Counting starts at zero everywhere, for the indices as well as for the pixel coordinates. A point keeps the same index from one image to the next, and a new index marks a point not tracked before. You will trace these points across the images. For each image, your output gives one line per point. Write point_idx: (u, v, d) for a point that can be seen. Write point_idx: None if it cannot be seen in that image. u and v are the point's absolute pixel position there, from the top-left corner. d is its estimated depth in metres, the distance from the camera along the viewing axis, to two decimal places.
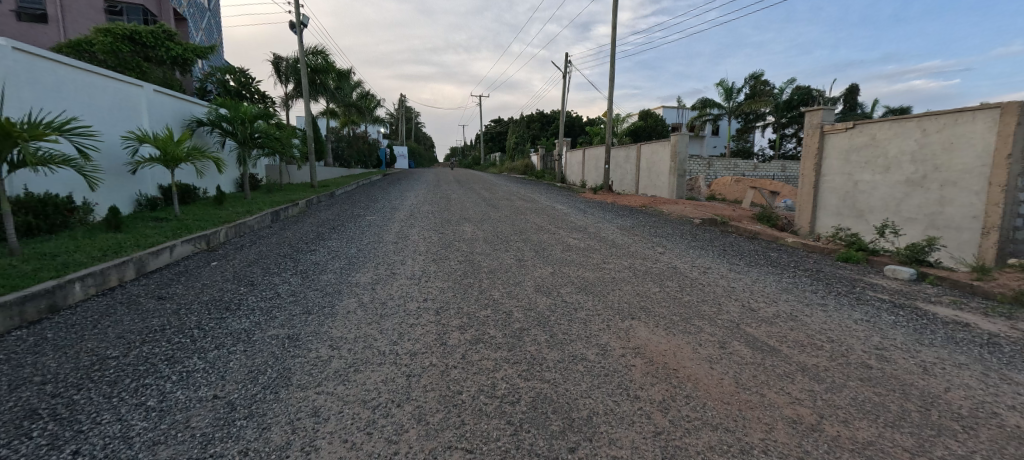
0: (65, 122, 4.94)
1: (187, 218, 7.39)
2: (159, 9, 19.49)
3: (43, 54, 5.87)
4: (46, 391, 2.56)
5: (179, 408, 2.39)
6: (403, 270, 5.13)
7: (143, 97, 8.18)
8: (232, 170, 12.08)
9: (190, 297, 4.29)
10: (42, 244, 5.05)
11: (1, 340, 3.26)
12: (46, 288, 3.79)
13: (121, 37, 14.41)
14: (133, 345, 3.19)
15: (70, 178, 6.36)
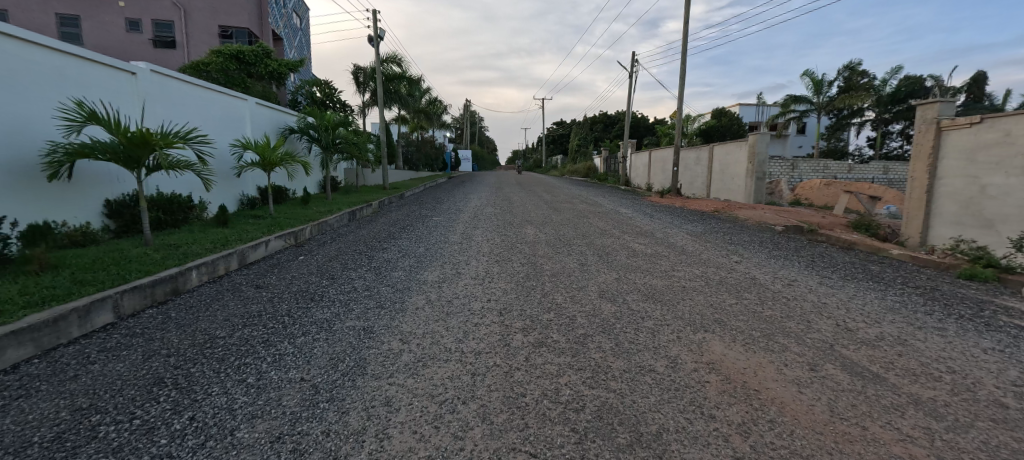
0: (188, 132, 5.71)
1: (280, 216, 8.20)
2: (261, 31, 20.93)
3: (173, 75, 6.84)
4: (170, 362, 2.98)
5: (272, 387, 2.65)
6: (467, 270, 5.27)
7: (247, 109, 9.21)
8: (316, 173, 13.21)
9: (282, 287, 4.76)
10: (168, 237, 5.88)
11: (138, 316, 3.86)
12: (171, 274, 4.42)
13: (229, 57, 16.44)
14: (237, 327, 3.61)
15: (191, 180, 7.34)
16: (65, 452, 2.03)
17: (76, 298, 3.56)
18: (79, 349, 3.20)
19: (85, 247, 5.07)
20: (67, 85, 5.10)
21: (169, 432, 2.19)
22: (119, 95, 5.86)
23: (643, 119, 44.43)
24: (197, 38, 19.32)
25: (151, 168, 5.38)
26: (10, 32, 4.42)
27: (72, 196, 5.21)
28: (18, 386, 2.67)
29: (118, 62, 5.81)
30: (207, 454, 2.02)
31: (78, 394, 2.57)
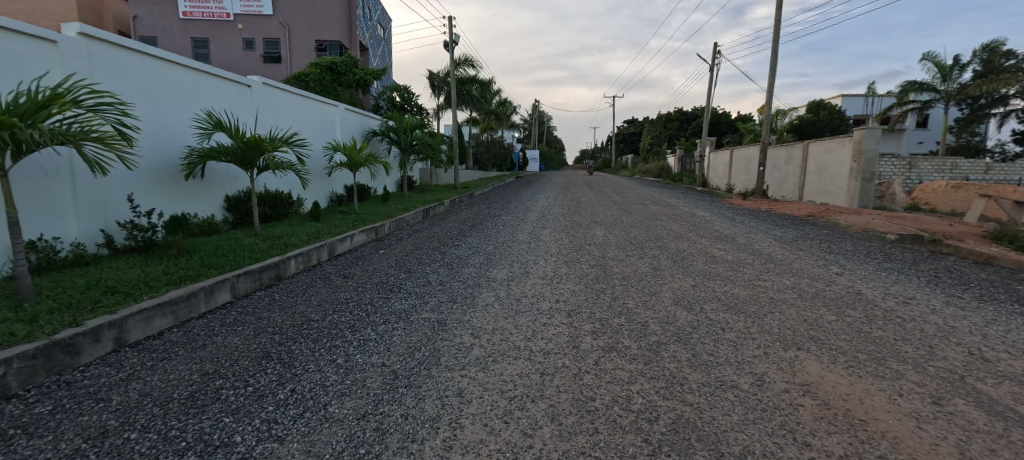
0: (291, 136, 6.38)
1: (364, 212, 8.86)
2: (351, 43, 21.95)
3: (279, 86, 7.68)
4: (275, 339, 3.37)
5: (359, 368, 2.89)
6: (536, 270, 5.30)
7: (338, 114, 10.07)
8: (395, 173, 14.08)
9: (366, 277, 5.15)
10: (273, 229, 6.63)
11: (249, 297, 4.41)
12: (275, 262, 4.98)
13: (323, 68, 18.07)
14: (328, 312, 3.98)
15: (291, 179, 8.20)
16: (196, 410, 2.40)
17: (202, 279, 4.15)
18: (206, 322, 3.74)
19: (209, 236, 5.88)
20: (200, 98, 5.96)
21: (274, 401, 2.49)
22: (238, 105, 6.72)
23: (727, 115, 41.39)
24: (298, 53, 21.38)
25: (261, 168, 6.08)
26: (159, 55, 5.27)
27: (201, 192, 6.08)
28: (162, 350, 3.19)
29: (238, 76, 6.66)
30: (304, 425, 2.27)
31: (206, 360, 3.01)
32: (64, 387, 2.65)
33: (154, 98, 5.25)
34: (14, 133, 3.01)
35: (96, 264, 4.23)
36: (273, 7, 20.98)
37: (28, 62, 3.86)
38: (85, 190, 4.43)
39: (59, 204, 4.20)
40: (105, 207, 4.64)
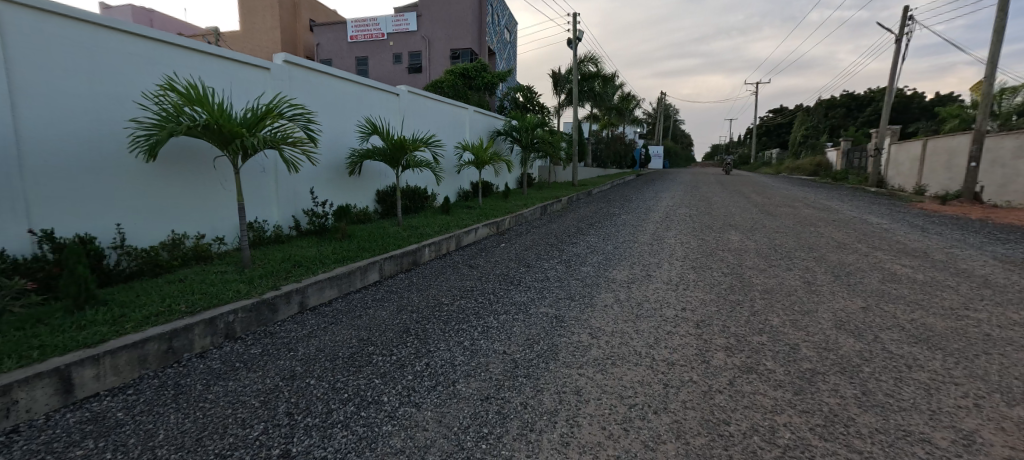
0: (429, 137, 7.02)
1: (487, 207, 9.37)
2: (479, 47, 22.84)
3: (422, 93, 8.56)
4: (413, 317, 3.80)
5: (483, 353, 3.09)
6: (659, 274, 4.99)
7: (468, 116, 10.74)
8: (517, 170, 14.57)
9: (489, 268, 5.45)
10: (413, 219, 7.43)
11: (394, 278, 5.04)
12: (413, 249, 5.59)
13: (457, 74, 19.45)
14: (457, 297, 4.32)
15: (427, 176, 9.07)
16: (355, 369, 2.85)
17: (358, 260, 4.86)
18: (361, 296, 4.39)
19: (364, 224, 6.85)
20: (363, 106, 6.97)
21: (413, 371, 2.81)
22: (390, 111, 7.68)
23: (919, 99, 33.29)
24: (437, 61, 22.84)
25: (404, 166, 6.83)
26: (335, 74, 6.34)
27: (360, 186, 7.12)
28: (331, 315, 3.85)
29: (390, 86, 7.60)
30: (437, 397, 2.52)
31: (361, 328, 3.53)
32: (267, 336, 3.39)
33: (331, 108, 6.31)
34: (243, 140, 3.94)
35: (285, 243, 5.27)
36: (416, 23, 22.81)
37: (251, 86, 5.16)
38: (282, 184, 5.58)
39: (265, 195, 5.35)
40: (294, 198, 5.76)
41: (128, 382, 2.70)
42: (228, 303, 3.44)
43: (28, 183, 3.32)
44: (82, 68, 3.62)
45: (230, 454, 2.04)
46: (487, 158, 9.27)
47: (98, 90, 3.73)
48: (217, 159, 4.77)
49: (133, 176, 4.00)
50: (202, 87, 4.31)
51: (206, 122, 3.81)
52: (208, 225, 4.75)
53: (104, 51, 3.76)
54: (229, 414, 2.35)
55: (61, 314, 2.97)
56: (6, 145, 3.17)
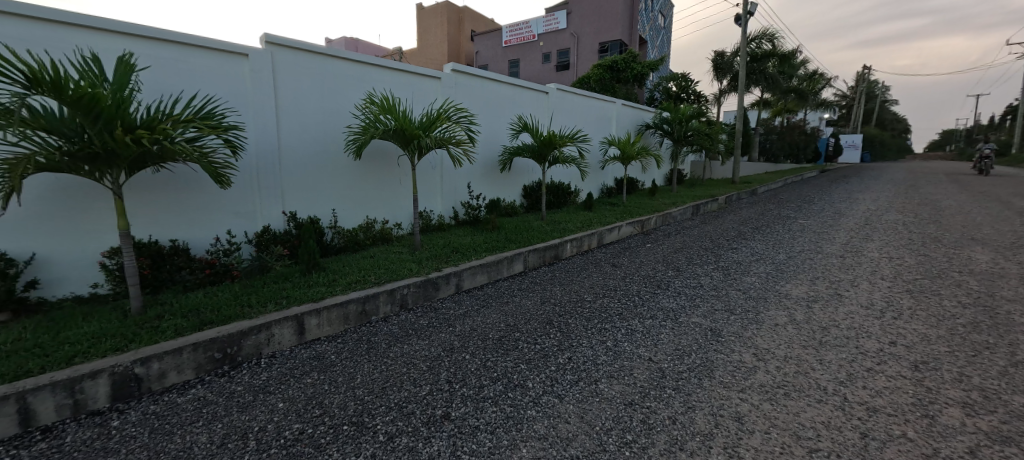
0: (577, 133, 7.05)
1: (631, 205, 8.97)
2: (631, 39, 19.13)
3: (571, 89, 8.62)
4: (556, 310, 3.90)
5: (627, 356, 2.99)
6: (853, 294, 4.10)
7: (616, 109, 10.36)
8: (666, 166, 13.57)
9: (633, 269, 5.24)
10: (556, 214, 7.59)
11: (538, 270, 5.24)
12: (557, 244, 5.71)
13: None
14: (599, 295, 4.28)
15: (572, 172, 9.10)
16: (503, 351, 3.07)
17: (505, 251, 5.19)
18: (508, 284, 4.70)
19: (512, 217, 7.27)
20: (516, 106, 7.35)
21: (556, 363, 2.89)
22: (540, 110, 7.95)
23: None
24: (585, 57, 19.71)
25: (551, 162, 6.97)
26: (493, 78, 6.84)
27: (512, 181, 7.57)
28: (482, 299, 4.22)
29: (541, 85, 7.84)
30: (579, 392, 2.55)
31: (508, 315, 3.78)
32: (431, 311, 3.90)
33: (489, 110, 6.85)
34: (419, 141, 4.58)
35: (445, 231, 5.95)
36: (566, 19, 20.05)
37: (428, 94, 5.94)
38: (446, 178, 6.29)
39: (431, 188, 6.13)
40: (455, 191, 6.45)
41: (336, 332, 3.43)
42: (404, 279, 4.04)
43: (282, 177, 4.48)
44: (317, 90, 4.68)
45: (406, 406, 2.42)
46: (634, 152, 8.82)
47: (328, 106, 4.78)
48: (401, 158, 5.61)
49: (344, 172, 5.02)
50: (393, 98, 5.14)
51: (393, 126, 4.51)
52: (392, 213, 5.62)
53: (330, 75, 4.78)
54: (404, 372, 2.79)
55: (297, 274, 3.91)
56: (273, 150, 4.35)
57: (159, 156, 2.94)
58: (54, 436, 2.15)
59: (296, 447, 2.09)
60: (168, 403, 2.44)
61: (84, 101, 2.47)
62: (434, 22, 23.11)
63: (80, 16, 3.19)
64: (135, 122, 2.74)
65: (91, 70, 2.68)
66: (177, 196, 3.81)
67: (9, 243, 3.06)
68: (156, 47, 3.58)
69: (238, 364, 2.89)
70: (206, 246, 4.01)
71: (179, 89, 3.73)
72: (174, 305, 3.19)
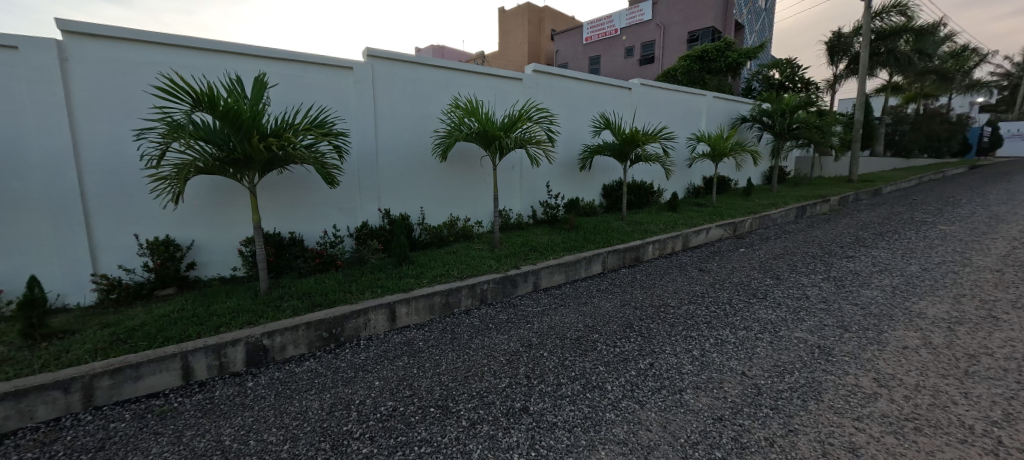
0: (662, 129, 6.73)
1: (722, 205, 8.35)
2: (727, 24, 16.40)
3: (655, 84, 8.25)
4: (637, 314, 3.78)
5: (715, 368, 2.82)
6: (1010, 318, 3.43)
7: (707, 103, 9.67)
8: (765, 163, 12.38)
9: (723, 275, 4.89)
10: (637, 215, 7.34)
11: (618, 272, 5.13)
12: (637, 245, 5.52)
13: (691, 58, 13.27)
14: (684, 301, 4.06)
15: (656, 170, 8.70)
16: (582, 351, 3.06)
17: (583, 251, 5.15)
18: (587, 285, 4.66)
19: (590, 217, 7.18)
20: (597, 104, 7.23)
21: (636, 368, 2.82)
22: (622, 107, 7.73)
23: None
24: (671, 49, 17.91)
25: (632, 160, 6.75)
26: (573, 76, 6.80)
27: (591, 180, 7.47)
28: (560, 298, 4.24)
29: (624, 81, 7.61)
30: (661, 400, 2.47)
31: (586, 315, 3.75)
32: (510, 306, 4.01)
33: (569, 109, 6.83)
34: (500, 142, 4.73)
35: (524, 230, 6.08)
36: (652, 9, 18.48)
37: (510, 96, 6.09)
38: (526, 178, 6.41)
39: (511, 188, 6.29)
40: (534, 190, 6.54)
41: (424, 321, 3.69)
42: (484, 275, 4.21)
43: (378, 177, 4.91)
44: (409, 96, 5.04)
45: (486, 396, 2.54)
46: (726, 149, 8.18)
47: (419, 111, 5.13)
48: (483, 158, 5.83)
49: (431, 172, 5.35)
50: (477, 101, 5.36)
51: (476, 128, 4.70)
52: (474, 211, 5.86)
53: (421, 82, 5.12)
54: (485, 364, 2.92)
55: (389, 266, 4.27)
56: (371, 153, 4.79)
57: (282, 160, 3.40)
58: (206, 389, 2.61)
59: (390, 422, 2.30)
60: (288, 372, 2.82)
61: (230, 113, 2.95)
62: (515, 23, 23.44)
63: (225, 45, 3.79)
64: (266, 130, 3.20)
65: (235, 88, 3.19)
66: (294, 194, 4.37)
67: (176, 231, 3.74)
68: (280, 66, 4.14)
69: (341, 344, 3.24)
70: (316, 238, 4.55)
71: (298, 102, 4.28)
72: (291, 288, 3.67)
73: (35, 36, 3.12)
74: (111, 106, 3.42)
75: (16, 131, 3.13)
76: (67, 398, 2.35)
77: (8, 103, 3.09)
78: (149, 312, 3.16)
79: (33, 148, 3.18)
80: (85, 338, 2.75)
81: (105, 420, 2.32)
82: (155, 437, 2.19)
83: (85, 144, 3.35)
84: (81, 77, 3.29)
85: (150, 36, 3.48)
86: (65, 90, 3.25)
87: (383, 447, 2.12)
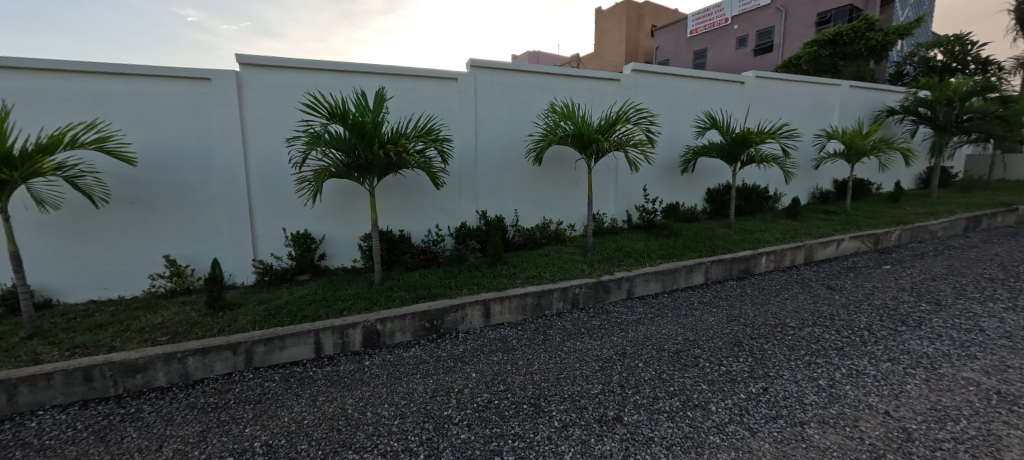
0: (782, 127, 6.05)
1: (858, 213, 7.22)
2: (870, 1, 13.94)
3: (774, 76, 7.44)
4: (747, 331, 3.46)
5: (846, 403, 2.47)
6: None
7: (841, 93, 8.42)
8: (920, 163, 10.39)
9: (860, 296, 4.24)
10: (747, 222, 6.69)
11: (724, 284, 4.75)
12: (747, 255, 5.04)
13: (820, 43, 11.28)
14: (807, 322, 3.60)
15: (773, 172, 7.83)
16: (682, 366, 2.91)
17: (684, 259, 4.85)
18: (687, 296, 4.40)
19: (692, 223, 6.74)
20: (703, 101, 6.77)
21: (747, 391, 2.60)
22: (732, 103, 7.12)
23: None
24: (793, 34, 15.73)
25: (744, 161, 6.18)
26: (677, 73, 6.47)
27: (694, 183, 7.00)
28: (657, 308, 4.05)
29: (735, 75, 7.01)
30: (778, 431, 2.24)
31: (687, 328, 3.54)
32: (603, 312, 3.94)
33: (671, 108, 6.50)
34: (598, 145, 4.67)
35: (618, 235, 5.93)
36: None
37: (607, 97, 5.98)
38: (622, 181, 6.24)
39: (606, 191, 6.18)
40: (630, 193, 6.34)
41: (516, 320, 3.81)
42: (577, 278, 4.20)
43: (477, 180, 5.17)
44: (508, 102, 5.23)
45: (579, 400, 2.54)
46: (865, 147, 7.09)
47: (517, 117, 5.31)
48: (578, 161, 5.80)
49: (527, 175, 5.49)
50: (574, 104, 5.36)
51: (573, 131, 4.69)
52: (568, 214, 5.87)
53: (519, 88, 5.28)
54: (578, 368, 2.91)
55: (485, 265, 4.46)
56: (471, 158, 5.07)
57: (396, 165, 3.77)
58: (332, 364, 3.01)
59: (487, 413, 2.42)
60: (397, 355, 3.12)
61: (357, 124, 3.36)
62: (613, 22, 22.84)
63: (354, 65, 4.33)
64: (384, 138, 3.58)
65: (361, 102, 3.62)
66: (405, 196, 4.80)
67: (313, 225, 4.35)
68: (396, 80, 4.61)
69: (441, 335, 3.49)
70: (421, 236, 4.95)
71: (410, 113, 4.73)
72: (400, 280, 4.05)
73: (221, 69, 3.87)
74: (270, 122, 4.10)
75: (208, 145, 3.92)
76: (235, 358, 2.88)
77: (203, 123, 3.88)
78: (291, 294, 3.73)
79: (219, 157, 3.95)
80: (246, 311, 3.34)
81: (261, 379, 2.80)
82: (296, 398, 2.58)
83: (253, 153, 4.08)
84: (250, 99, 4.01)
85: (299, 62, 4.11)
86: (239, 110, 3.97)
87: (480, 435, 2.24)
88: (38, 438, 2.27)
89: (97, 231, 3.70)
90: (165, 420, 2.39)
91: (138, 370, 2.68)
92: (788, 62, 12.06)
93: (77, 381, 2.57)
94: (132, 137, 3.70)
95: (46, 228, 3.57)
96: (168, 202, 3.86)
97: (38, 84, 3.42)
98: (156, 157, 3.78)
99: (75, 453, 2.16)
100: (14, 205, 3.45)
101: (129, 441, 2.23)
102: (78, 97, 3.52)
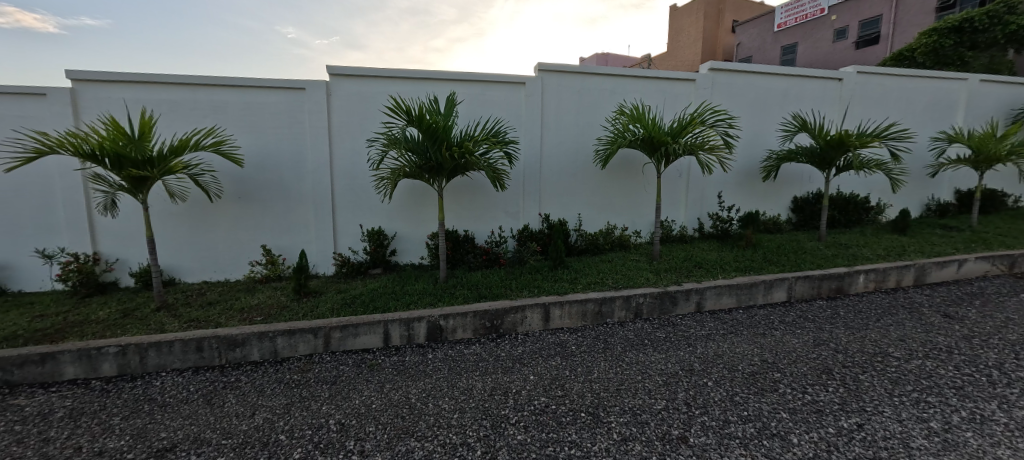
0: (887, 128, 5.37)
1: (986, 230, 6.22)
2: None
3: (878, 70, 6.64)
4: (839, 358, 3.13)
5: (965, 452, 2.15)
6: None
7: (967, 90, 7.28)
8: None
9: (986, 328, 3.65)
10: (840, 235, 6.04)
11: (810, 304, 4.33)
12: (840, 273, 4.55)
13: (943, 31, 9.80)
14: (915, 354, 3.18)
15: (874, 180, 6.98)
16: (758, 390, 2.71)
17: (763, 274, 4.50)
18: (766, 313, 4.07)
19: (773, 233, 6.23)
20: (791, 101, 6.24)
21: (836, 425, 2.36)
22: (826, 102, 6.48)
23: None
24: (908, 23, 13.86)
25: (839, 168, 5.59)
26: (761, 72, 6.03)
27: (777, 191, 6.47)
28: (730, 324, 3.81)
29: (831, 72, 6.38)
30: None
31: (764, 349, 3.29)
32: (669, 325, 3.79)
33: (752, 109, 6.06)
34: (668, 147, 4.49)
35: (687, 243, 5.66)
36: None
37: (681, 99, 5.73)
38: (693, 187, 5.94)
39: (676, 197, 5.93)
40: (702, 200, 6.01)
41: (577, 326, 3.78)
42: (642, 288, 4.07)
43: (542, 184, 5.22)
44: (576, 105, 5.21)
45: (640, 414, 2.47)
46: (997, 152, 6.07)
47: (584, 120, 5.27)
48: (647, 166, 5.61)
49: (593, 179, 5.43)
50: (645, 106, 5.20)
51: (642, 135, 4.55)
52: (635, 220, 5.70)
53: (587, 91, 5.25)
54: (640, 380, 2.83)
55: (547, 268, 4.46)
56: (536, 161, 5.12)
57: (464, 167, 3.93)
58: (399, 354, 3.20)
59: (544, 417, 2.44)
60: (458, 352, 3.25)
61: (431, 127, 3.55)
62: (689, 19, 21.75)
63: (429, 72, 4.58)
64: (453, 141, 3.74)
65: (434, 105, 3.80)
66: (470, 197, 4.98)
67: (386, 223, 4.65)
68: (467, 86, 4.80)
69: (501, 335, 3.56)
70: (485, 237, 5.10)
71: (479, 117, 4.89)
72: (464, 279, 4.20)
73: (314, 79, 4.28)
74: (353, 127, 4.45)
75: (301, 148, 4.35)
76: (316, 341, 3.17)
77: (298, 129, 4.32)
78: (365, 286, 4.03)
79: (310, 159, 4.38)
80: (326, 299, 3.67)
81: (338, 363, 3.06)
82: (366, 383, 2.79)
83: (338, 156, 4.45)
84: (337, 106, 4.39)
85: (381, 71, 4.42)
86: (328, 116, 4.37)
87: (536, 438, 2.27)
88: (160, 395, 2.67)
89: (211, 222, 4.26)
90: (259, 391, 2.70)
91: (238, 345, 3.05)
92: (898, 53, 10.61)
93: (191, 350, 2.98)
94: (242, 141, 4.23)
95: (175, 218, 4.20)
96: (267, 199, 4.35)
97: (174, 96, 4.04)
98: (260, 159, 4.28)
99: (187, 411, 2.51)
100: (152, 197, 4.10)
101: (229, 406, 2.55)
102: (201, 107, 4.10)
